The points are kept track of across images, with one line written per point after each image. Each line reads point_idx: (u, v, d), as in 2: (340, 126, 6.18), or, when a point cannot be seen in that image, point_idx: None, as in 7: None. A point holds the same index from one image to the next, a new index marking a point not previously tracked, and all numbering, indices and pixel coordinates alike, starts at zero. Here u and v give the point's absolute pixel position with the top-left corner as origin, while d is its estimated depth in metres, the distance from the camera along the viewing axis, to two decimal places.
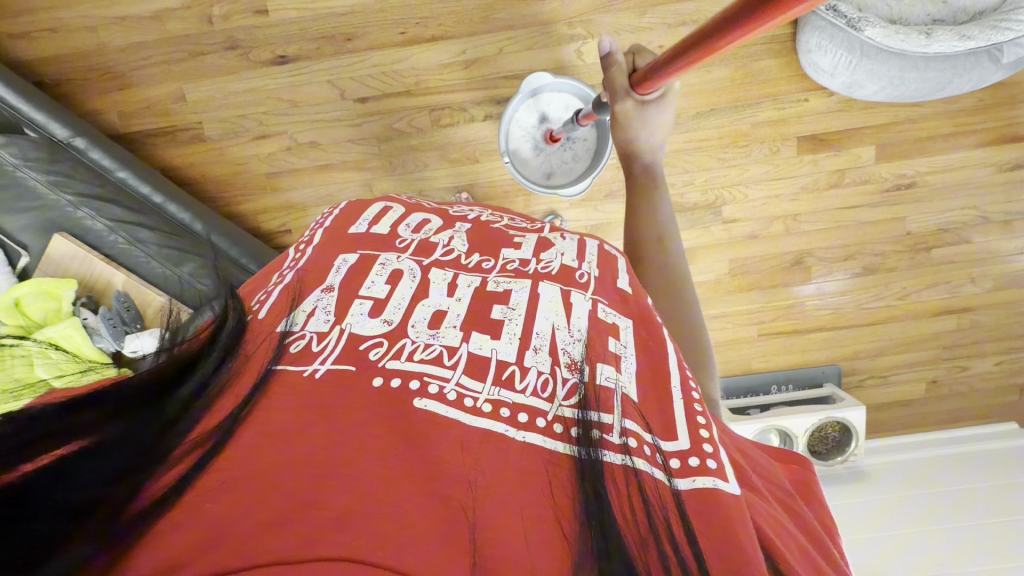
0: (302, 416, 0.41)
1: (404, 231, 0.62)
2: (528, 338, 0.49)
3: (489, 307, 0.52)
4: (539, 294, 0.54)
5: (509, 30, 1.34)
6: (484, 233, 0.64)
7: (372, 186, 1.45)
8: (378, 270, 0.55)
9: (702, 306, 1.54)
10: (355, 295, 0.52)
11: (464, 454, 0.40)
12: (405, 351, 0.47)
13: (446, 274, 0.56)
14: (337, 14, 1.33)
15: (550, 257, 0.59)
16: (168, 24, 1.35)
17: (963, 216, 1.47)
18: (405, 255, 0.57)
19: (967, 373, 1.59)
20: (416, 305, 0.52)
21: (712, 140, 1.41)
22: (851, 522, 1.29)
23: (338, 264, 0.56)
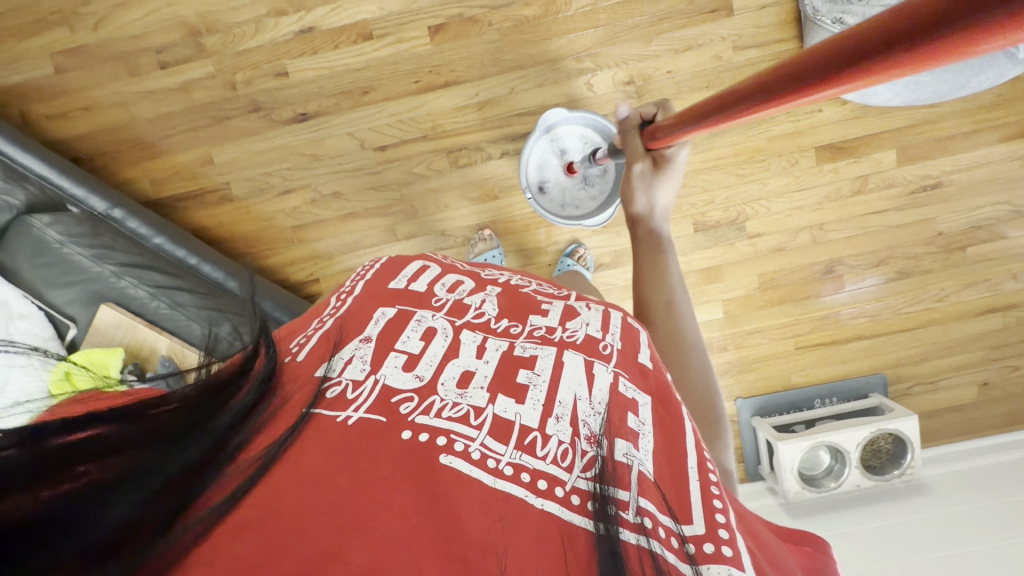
0: (333, 466, 0.42)
1: (439, 290, 0.63)
2: (552, 406, 0.50)
3: (515, 370, 0.53)
4: (565, 361, 0.55)
5: (519, 70, 1.38)
6: (513, 296, 0.64)
7: (395, 230, 1.48)
8: (413, 326, 0.57)
9: (735, 323, 1.52)
10: (390, 348, 0.54)
11: (485, 517, 0.41)
12: (434, 407, 0.48)
13: (476, 337, 0.57)
14: (354, 70, 1.39)
15: (576, 326, 0.60)
16: (193, 93, 1.41)
17: (994, 212, 1.44)
18: (439, 314, 0.59)
19: (1018, 372, 1.54)
20: (445, 365, 0.53)
21: (728, 157, 1.42)
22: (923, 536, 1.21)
23: (378, 315, 0.58)
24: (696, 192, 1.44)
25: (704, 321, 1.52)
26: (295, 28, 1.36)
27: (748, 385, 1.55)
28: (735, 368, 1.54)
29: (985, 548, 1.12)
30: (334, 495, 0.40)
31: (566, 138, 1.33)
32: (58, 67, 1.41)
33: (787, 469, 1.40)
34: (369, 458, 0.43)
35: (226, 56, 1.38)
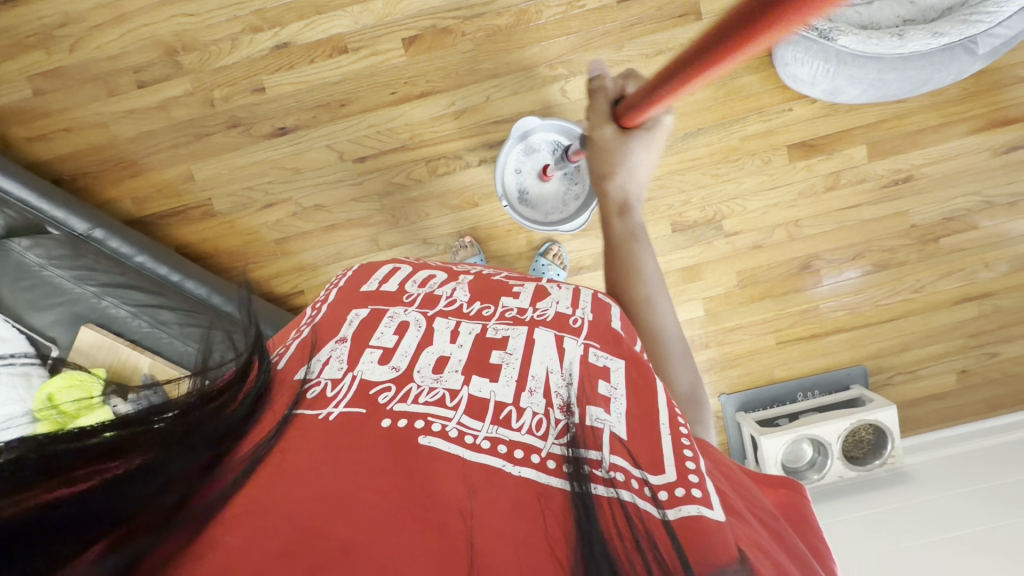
0: (317, 454, 0.44)
1: (411, 286, 0.65)
2: (524, 382, 0.53)
3: (487, 353, 0.56)
4: (535, 340, 0.57)
5: (494, 78, 1.40)
6: (486, 284, 0.66)
7: (378, 240, 1.49)
8: (386, 322, 0.59)
9: (716, 320, 1.54)
10: (366, 345, 0.56)
11: (461, 487, 0.43)
12: (410, 394, 0.51)
13: (449, 322, 0.60)
14: (331, 83, 1.40)
15: (546, 305, 0.62)
16: (173, 111, 1.43)
17: (966, 202, 1.46)
18: (412, 308, 0.61)
19: (996, 359, 1.56)
20: (421, 353, 0.56)
21: (703, 158, 1.44)
22: (908, 524, 1.22)
23: (351, 317, 0.60)
24: (674, 192, 1.46)
25: (686, 319, 1.54)
26: (270, 44, 1.38)
27: (732, 381, 1.58)
28: (718, 365, 1.57)
29: (968, 532, 1.13)
30: (318, 477, 0.42)
31: (539, 143, 1.35)
32: (38, 90, 1.43)
33: (771, 463, 1.42)
34: (352, 441, 0.45)
35: (204, 73, 1.40)
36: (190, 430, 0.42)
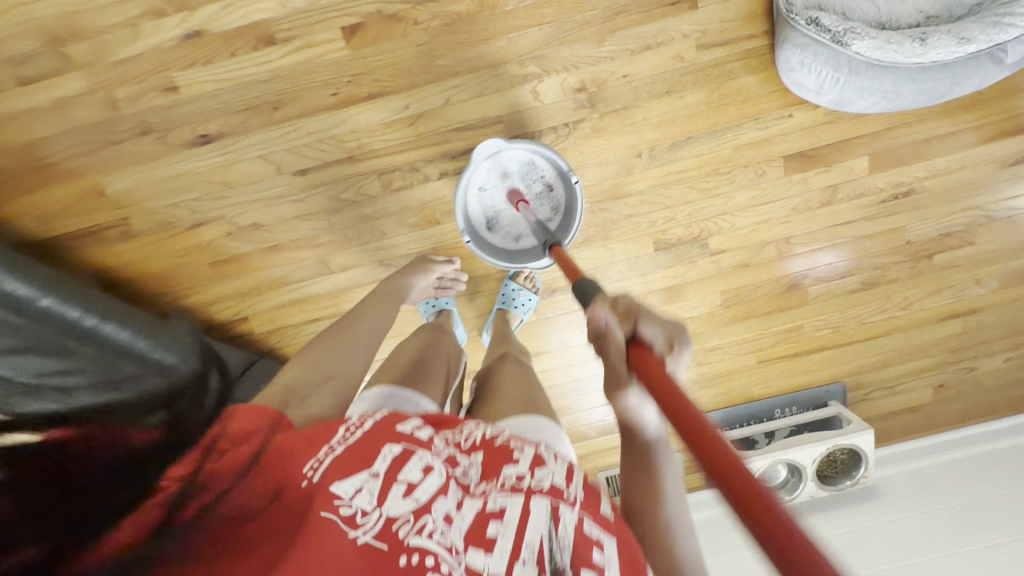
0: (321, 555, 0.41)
1: (441, 439, 0.58)
2: (517, 559, 0.47)
3: (487, 523, 0.49)
4: (531, 510, 0.50)
5: (454, 77, 1.19)
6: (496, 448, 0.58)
7: (329, 262, 1.33)
8: (419, 460, 0.53)
9: (697, 341, 1.46)
10: (395, 478, 0.50)
11: None
12: (427, 528, 0.47)
13: (460, 485, 0.53)
14: (259, 81, 1.18)
15: (542, 475, 0.54)
16: (70, 113, 1.19)
17: (965, 217, 1.37)
18: (438, 457, 0.55)
19: (974, 374, 1.54)
20: (437, 499, 0.50)
21: (691, 170, 1.29)
22: (864, 550, 1.32)
23: (385, 449, 0.53)
24: (657, 208, 1.31)
25: None
26: (181, 32, 1.14)
27: (709, 399, 1.53)
28: (697, 384, 1.51)
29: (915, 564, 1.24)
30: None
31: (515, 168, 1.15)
32: None
33: None
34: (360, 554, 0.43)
35: (102, 68, 1.16)
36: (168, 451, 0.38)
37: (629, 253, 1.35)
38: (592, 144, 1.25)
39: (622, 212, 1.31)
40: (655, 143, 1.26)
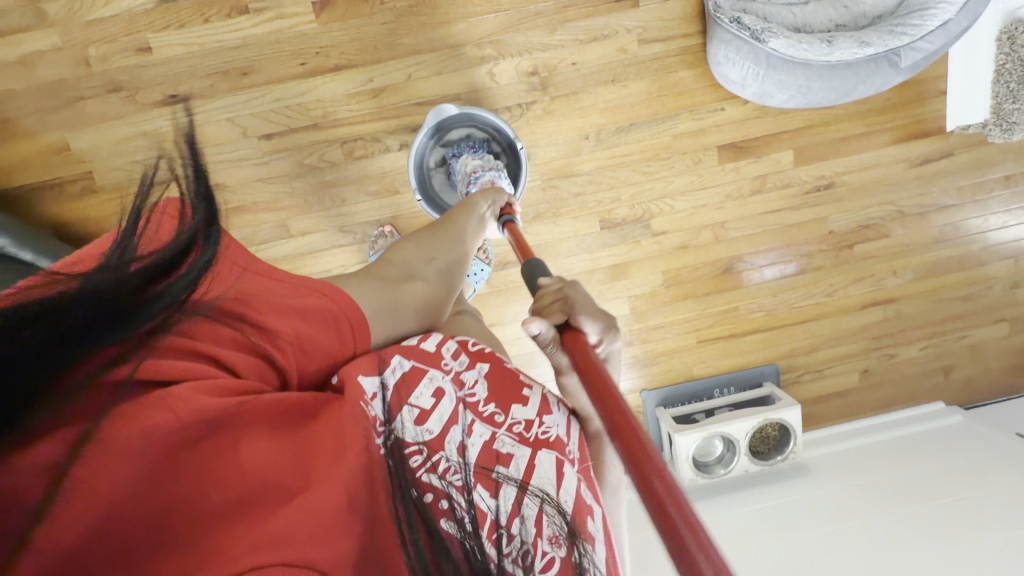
0: (264, 448, 0.43)
1: (448, 355, 0.62)
2: (518, 506, 0.48)
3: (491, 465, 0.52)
4: (536, 466, 0.54)
5: (417, 54, 1.28)
6: (504, 373, 0.63)
7: (288, 226, 1.36)
8: (426, 381, 0.57)
9: (641, 318, 1.53)
10: (404, 402, 0.53)
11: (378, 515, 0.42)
12: (442, 466, 0.47)
13: (470, 416, 0.56)
14: (228, 48, 1.25)
15: (550, 422, 0.58)
16: (37, 68, 1.22)
17: (880, 211, 1.51)
18: (447, 378, 0.59)
19: (896, 361, 1.65)
20: (450, 428, 0.53)
21: (634, 154, 1.39)
22: (825, 511, 1.32)
23: (394, 362, 0.57)
24: (603, 189, 1.41)
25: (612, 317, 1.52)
26: None
27: (653, 378, 1.59)
28: (640, 363, 1.57)
29: (871, 523, 1.24)
30: (262, 472, 0.41)
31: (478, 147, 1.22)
32: None
33: (683, 459, 1.46)
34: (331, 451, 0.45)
35: (73, 27, 1.20)
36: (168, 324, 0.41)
37: (577, 230, 1.44)
38: (543, 126, 1.35)
39: (570, 190, 1.41)
40: (600, 128, 1.37)
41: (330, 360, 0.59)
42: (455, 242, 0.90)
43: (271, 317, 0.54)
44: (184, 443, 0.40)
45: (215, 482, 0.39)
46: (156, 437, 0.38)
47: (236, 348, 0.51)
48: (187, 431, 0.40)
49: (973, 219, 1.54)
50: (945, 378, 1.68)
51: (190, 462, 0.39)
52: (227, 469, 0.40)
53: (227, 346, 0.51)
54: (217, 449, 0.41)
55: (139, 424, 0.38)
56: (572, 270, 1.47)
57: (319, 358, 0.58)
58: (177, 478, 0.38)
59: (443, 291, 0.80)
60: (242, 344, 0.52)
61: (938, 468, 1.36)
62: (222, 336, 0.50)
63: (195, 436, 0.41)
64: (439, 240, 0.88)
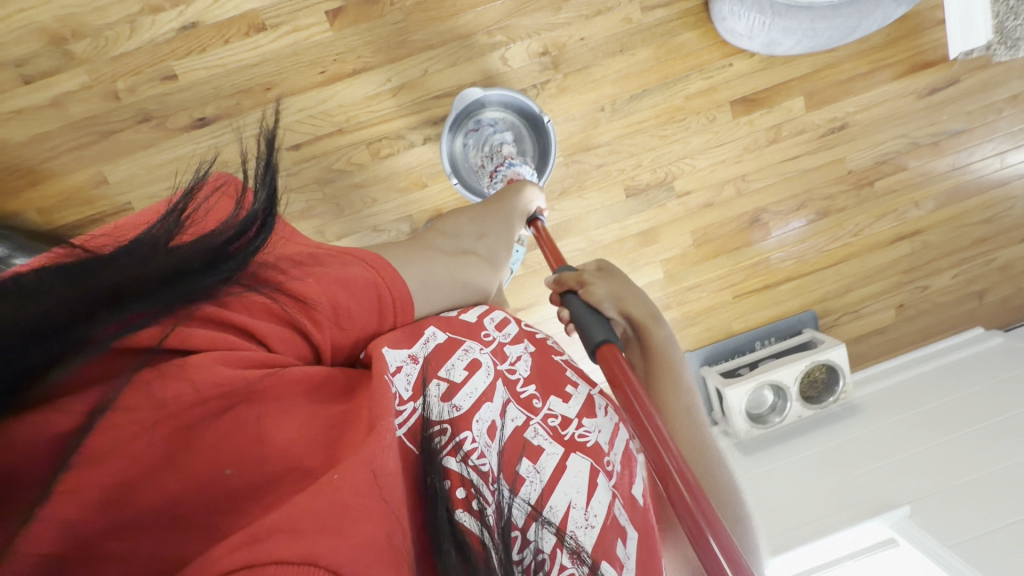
0: (288, 424, 0.47)
1: (489, 326, 0.72)
2: (546, 503, 0.57)
3: (519, 458, 0.60)
4: (567, 466, 0.61)
5: (430, 49, 1.32)
6: (545, 361, 0.72)
7: (324, 232, 1.40)
8: (460, 355, 0.65)
9: (675, 280, 1.56)
10: (435, 375, 0.61)
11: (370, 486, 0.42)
12: (466, 447, 0.56)
13: (504, 394, 0.64)
14: (250, 66, 1.29)
15: (588, 428, 0.67)
16: (70, 107, 1.27)
17: (895, 145, 1.54)
18: (485, 350, 0.68)
19: (928, 292, 1.68)
20: (480, 405, 0.61)
21: (650, 120, 1.43)
22: (879, 446, 1.33)
23: (428, 335, 0.65)
24: (623, 157, 1.44)
25: (646, 283, 1.55)
26: (176, 25, 1.24)
27: (694, 338, 1.61)
28: (679, 325, 1.60)
29: (923, 449, 1.26)
30: (283, 450, 0.44)
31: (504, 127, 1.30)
32: None
33: (736, 411, 1.47)
34: (359, 430, 0.47)
35: (101, 63, 1.25)
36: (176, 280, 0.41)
37: (604, 202, 1.47)
38: (559, 103, 1.39)
39: (593, 163, 1.44)
40: (614, 98, 1.40)
41: (364, 330, 0.63)
42: (504, 222, 0.94)
43: (309, 290, 0.57)
44: (209, 416, 0.44)
45: (234, 457, 0.42)
46: (175, 409, 0.42)
47: (273, 318, 0.55)
48: (207, 407, 0.44)
49: (986, 142, 1.57)
50: (979, 302, 1.70)
51: (211, 435, 0.43)
52: (246, 445, 0.43)
53: (264, 316, 0.54)
54: (240, 423, 0.45)
55: (158, 393, 0.42)
56: (602, 241, 1.50)
57: (351, 332, 0.62)
58: (193, 453, 0.41)
59: (488, 268, 0.85)
60: (279, 315, 0.55)
61: (981, 388, 1.38)
62: (257, 307, 0.53)
63: (215, 411, 0.44)
64: (487, 220, 0.92)
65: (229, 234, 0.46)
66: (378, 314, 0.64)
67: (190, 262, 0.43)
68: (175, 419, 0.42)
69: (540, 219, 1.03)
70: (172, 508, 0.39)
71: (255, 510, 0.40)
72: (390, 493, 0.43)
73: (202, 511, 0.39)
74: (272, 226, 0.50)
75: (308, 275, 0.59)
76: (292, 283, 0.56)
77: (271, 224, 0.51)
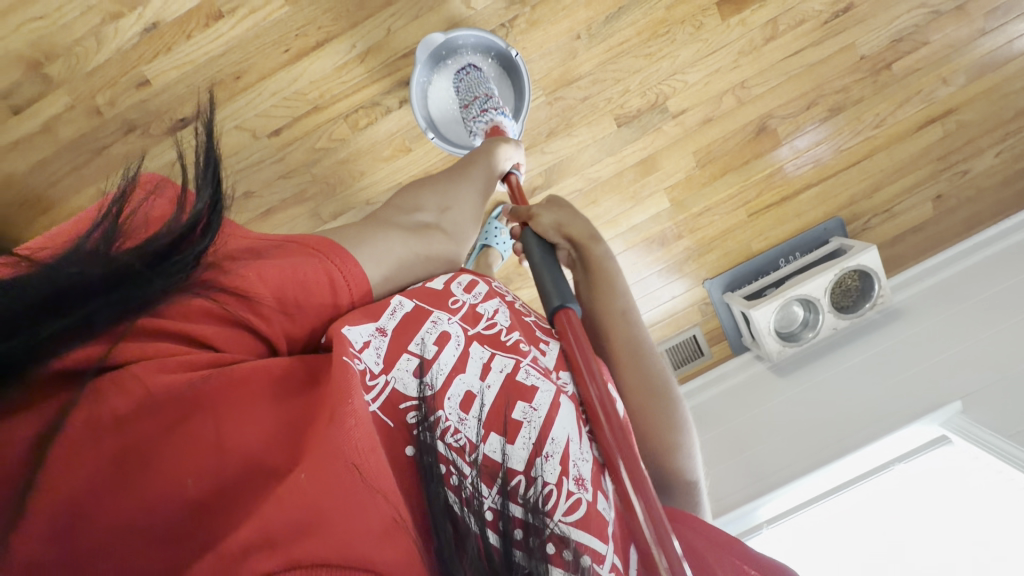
0: (249, 425, 0.44)
1: (457, 291, 0.63)
2: (542, 445, 0.54)
3: (511, 404, 0.55)
4: (560, 404, 0.57)
5: (389, 5, 1.27)
6: (520, 319, 0.64)
7: (320, 213, 1.40)
8: (429, 327, 0.57)
9: (684, 207, 1.48)
10: (404, 349, 0.55)
11: (348, 472, 0.41)
12: (442, 426, 0.51)
13: (485, 349, 0.58)
14: (217, 57, 1.28)
15: (564, 378, 0.61)
16: (61, 129, 1.31)
17: (912, 19, 1.39)
18: (455, 318, 0.59)
19: (969, 176, 1.53)
20: (453, 379, 0.55)
21: (631, 39, 1.34)
22: (929, 343, 1.23)
23: (394, 305, 0.58)
24: (609, 84, 1.36)
25: (655, 215, 1.48)
26: (139, 29, 1.25)
27: (712, 266, 1.55)
28: (695, 253, 1.53)
29: (978, 340, 1.17)
30: (244, 455, 0.43)
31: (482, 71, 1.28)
32: None
33: (765, 333, 1.40)
34: (322, 422, 0.45)
35: (79, 80, 1.28)
36: (132, 283, 0.41)
37: (596, 136, 1.40)
38: (531, 38, 1.31)
39: (577, 96, 1.37)
40: (590, 22, 1.31)
41: (320, 320, 0.59)
42: (472, 193, 0.84)
43: (251, 283, 0.53)
44: (162, 427, 0.42)
45: (194, 468, 0.41)
46: (125, 420, 0.41)
47: (213, 319, 0.52)
48: (162, 417, 0.43)
49: None
50: None
51: (165, 451, 0.41)
52: (206, 454, 0.42)
53: (203, 318, 0.51)
54: (193, 433, 0.43)
55: (101, 409, 0.41)
56: (600, 178, 1.43)
57: (305, 322, 0.58)
58: (147, 467, 0.40)
59: (459, 244, 0.77)
60: (220, 315, 0.52)
61: None
62: (195, 311, 0.50)
63: (172, 419, 0.43)
64: (454, 190, 0.82)
65: (175, 237, 0.45)
66: (341, 300, 0.59)
67: (137, 266, 0.42)
68: (124, 435, 0.41)
69: (517, 174, 0.96)
70: (140, 525, 0.38)
71: (226, 519, 0.40)
72: (369, 478, 0.42)
73: (171, 523, 0.39)
74: (217, 227, 0.48)
75: (248, 267, 0.53)
76: (230, 277, 0.51)
77: (217, 225, 0.49)
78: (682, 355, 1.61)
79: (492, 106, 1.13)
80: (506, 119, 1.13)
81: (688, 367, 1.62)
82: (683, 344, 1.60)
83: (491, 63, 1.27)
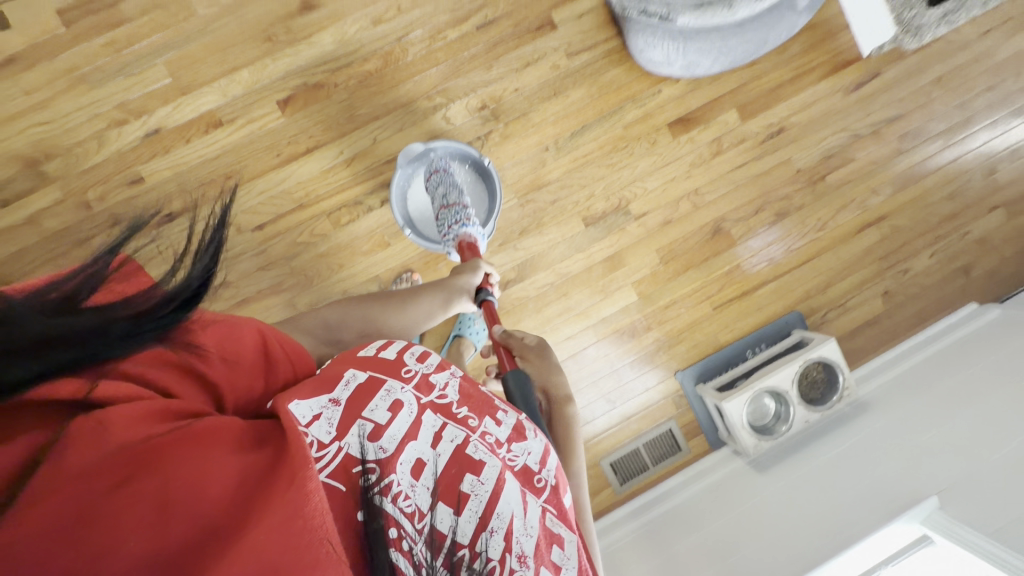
0: (200, 476, 0.40)
1: (411, 358, 0.60)
2: (488, 521, 0.51)
3: (459, 476, 0.53)
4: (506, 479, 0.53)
5: (376, 120, 1.41)
6: (476, 389, 0.61)
7: (295, 304, 1.42)
8: (381, 394, 0.55)
9: (651, 300, 1.55)
10: (356, 416, 0.52)
11: (308, 536, 0.39)
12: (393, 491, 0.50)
13: (440, 417, 0.55)
14: (211, 159, 1.38)
15: (517, 450, 0.57)
16: (45, 222, 1.34)
17: (837, 140, 1.59)
18: (408, 386, 0.56)
19: (910, 274, 1.66)
20: (404, 447, 0.52)
21: (594, 152, 1.49)
22: (902, 434, 1.24)
23: (348, 375, 0.56)
24: (576, 189, 1.49)
25: (624, 307, 1.53)
26: (141, 134, 1.35)
27: (682, 357, 1.57)
28: (665, 345, 1.56)
29: (949, 429, 1.18)
30: (193, 511, 0.38)
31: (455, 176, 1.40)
32: None
33: (739, 427, 1.39)
34: (283, 479, 0.42)
35: (72, 177, 1.34)
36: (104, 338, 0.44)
37: (565, 234, 1.50)
38: (504, 149, 1.46)
39: (547, 199, 1.48)
40: (557, 137, 1.47)
41: (258, 376, 0.60)
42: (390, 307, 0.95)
43: (199, 336, 0.54)
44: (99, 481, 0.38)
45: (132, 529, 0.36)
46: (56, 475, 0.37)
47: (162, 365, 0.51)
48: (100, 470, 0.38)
49: (925, 124, 1.62)
50: (967, 277, 1.67)
51: (104, 507, 0.37)
52: (149, 514, 0.37)
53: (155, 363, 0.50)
54: (136, 489, 0.38)
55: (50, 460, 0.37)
56: (571, 272, 1.51)
57: (245, 375, 0.58)
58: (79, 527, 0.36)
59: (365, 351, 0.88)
60: (170, 360, 0.51)
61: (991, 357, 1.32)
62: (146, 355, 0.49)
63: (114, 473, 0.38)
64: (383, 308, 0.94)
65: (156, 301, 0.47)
66: (276, 357, 0.62)
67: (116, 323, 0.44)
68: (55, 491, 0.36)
69: (490, 299, 1.05)
70: None
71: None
72: (329, 537, 0.40)
73: None
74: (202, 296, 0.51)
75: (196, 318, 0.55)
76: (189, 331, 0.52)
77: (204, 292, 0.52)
78: (660, 450, 1.58)
79: (461, 218, 1.23)
80: (472, 229, 1.24)
81: (666, 463, 1.58)
82: (660, 438, 1.57)
83: (467, 168, 1.41)
